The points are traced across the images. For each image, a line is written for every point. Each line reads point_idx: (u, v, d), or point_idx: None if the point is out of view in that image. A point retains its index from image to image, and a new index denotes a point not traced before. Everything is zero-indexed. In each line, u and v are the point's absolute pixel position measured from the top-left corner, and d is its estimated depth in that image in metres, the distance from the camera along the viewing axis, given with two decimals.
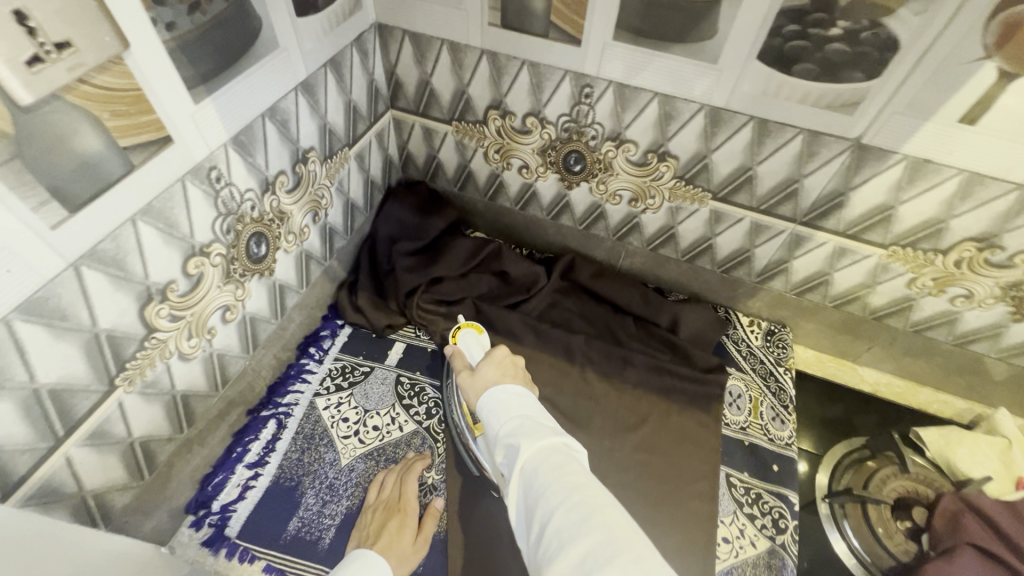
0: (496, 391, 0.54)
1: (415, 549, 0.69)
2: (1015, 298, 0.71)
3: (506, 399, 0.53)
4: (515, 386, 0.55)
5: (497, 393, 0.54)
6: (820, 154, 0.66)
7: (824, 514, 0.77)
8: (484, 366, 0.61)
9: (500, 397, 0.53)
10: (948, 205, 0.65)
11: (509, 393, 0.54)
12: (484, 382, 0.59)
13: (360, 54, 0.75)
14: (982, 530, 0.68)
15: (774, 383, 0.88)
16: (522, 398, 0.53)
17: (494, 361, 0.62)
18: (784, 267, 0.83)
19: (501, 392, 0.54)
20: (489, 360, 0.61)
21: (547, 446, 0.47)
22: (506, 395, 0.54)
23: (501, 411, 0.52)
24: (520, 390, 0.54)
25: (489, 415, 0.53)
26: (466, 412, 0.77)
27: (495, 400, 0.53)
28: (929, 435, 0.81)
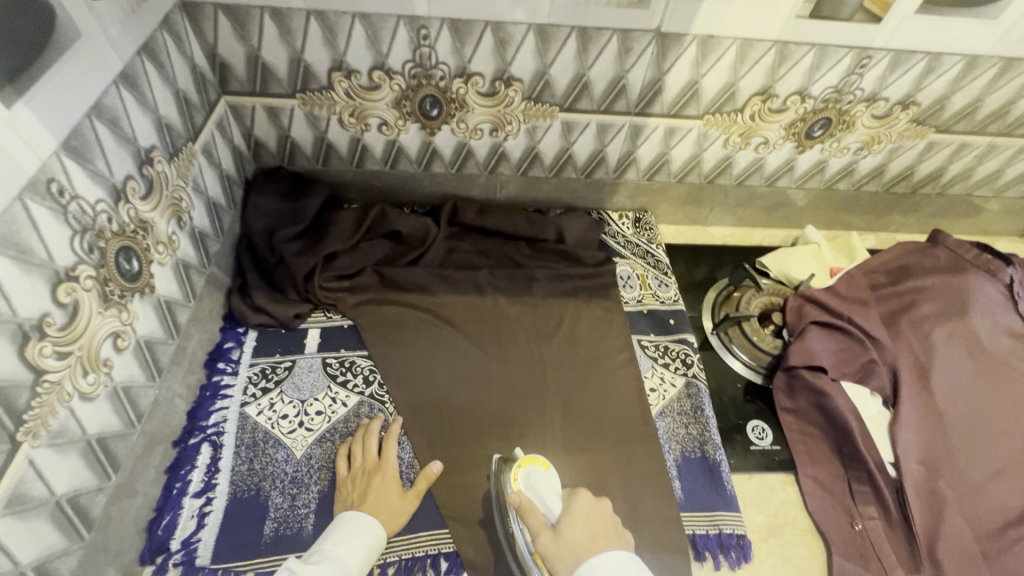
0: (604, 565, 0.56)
1: (406, 502, 0.71)
2: (795, 134, 0.92)
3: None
4: (618, 555, 0.57)
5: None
6: (634, 50, 0.78)
7: (717, 344, 0.95)
8: (571, 526, 0.62)
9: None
10: (734, 69, 0.81)
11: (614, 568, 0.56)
12: (574, 544, 0.60)
13: (173, 37, 0.69)
14: (818, 311, 0.90)
15: (652, 259, 1.03)
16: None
17: (580, 518, 0.63)
18: (633, 158, 0.96)
19: (603, 567, 0.56)
20: (575, 517, 0.63)
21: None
22: (612, 569, 0.56)
23: None
24: (622, 561, 0.57)
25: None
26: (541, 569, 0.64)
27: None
28: (769, 260, 1.02)
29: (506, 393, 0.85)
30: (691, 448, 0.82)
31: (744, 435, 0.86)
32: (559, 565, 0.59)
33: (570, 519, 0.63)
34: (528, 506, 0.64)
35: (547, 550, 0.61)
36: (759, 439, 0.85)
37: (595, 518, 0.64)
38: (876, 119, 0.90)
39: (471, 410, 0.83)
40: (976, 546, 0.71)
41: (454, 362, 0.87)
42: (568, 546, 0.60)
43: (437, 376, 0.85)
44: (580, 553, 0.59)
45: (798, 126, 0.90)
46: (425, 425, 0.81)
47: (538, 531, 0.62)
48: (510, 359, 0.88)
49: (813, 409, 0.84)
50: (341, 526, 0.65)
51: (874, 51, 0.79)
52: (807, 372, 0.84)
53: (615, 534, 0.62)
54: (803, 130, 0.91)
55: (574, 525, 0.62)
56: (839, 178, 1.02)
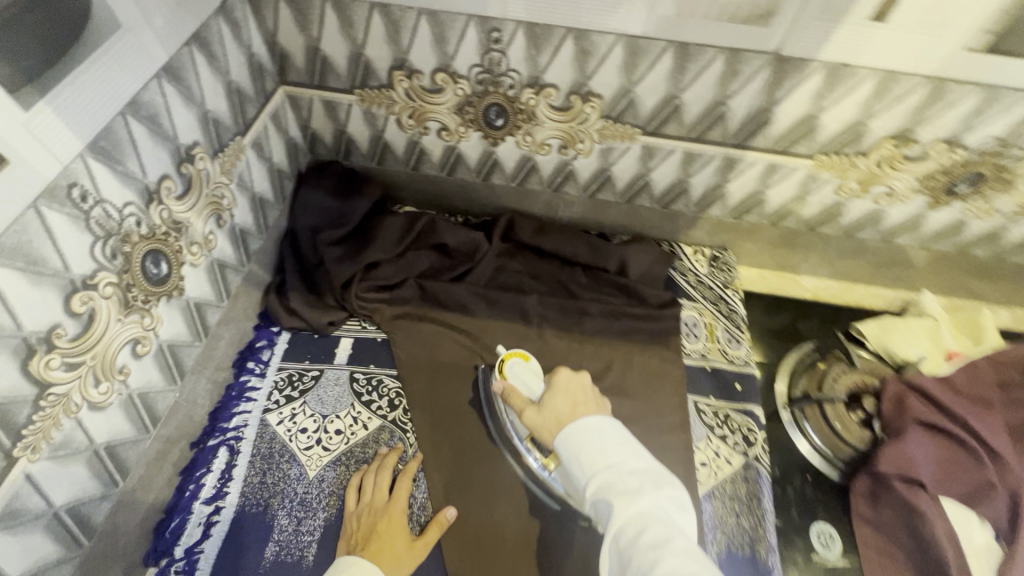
0: (575, 431, 0.58)
1: (414, 552, 0.66)
2: (931, 188, 0.75)
3: (584, 438, 0.57)
4: (589, 419, 0.59)
5: (571, 436, 0.58)
6: (742, 73, 0.65)
7: (788, 420, 0.81)
8: (551, 399, 0.64)
9: (581, 438, 0.57)
10: (866, 106, 0.66)
11: (587, 434, 0.58)
12: (557, 415, 0.62)
13: (230, 26, 0.64)
14: (924, 406, 0.74)
15: (725, 306, 0.90)
16: (598, 436, 0.57)
17: (559, 388, 0.65)
18: (720, 193, 0.83)
19: (578, 429, 0.58)
20: (555, 392, 0.65)
21: (636, 513, 0.50)
22: (584, 435, 0.58)
23: (587, 462, 0.56)
24: (596, 425, 0.58)
25: (573, 463, 0.57)
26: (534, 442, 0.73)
27: (574, 446, 0.57)
28: (868, 329, 0.86)
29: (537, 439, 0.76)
30: (740, 542, 0.70)
31: (806, 540, 0.72)
32: (544, 431, 0.63)
33: (551, 394, 0.65)
34: (512, 391, 0.67)
35: (535, 424, 0.63)
36: (825, 548, 0.71)
37: (576, 391, 0.65)
38: None
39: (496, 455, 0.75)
40: None
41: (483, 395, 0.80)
42: (551, 417, 0.62)
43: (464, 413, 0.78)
44: (564, 422, 0.62)
45: (937, 179, 0.73)
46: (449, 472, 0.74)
47: (520, 409, 0.66)
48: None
49: (902, 528, 0.70)
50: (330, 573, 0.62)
51: None
52: (899, 483, 0.70)
53: (596, 405, 0.63)
54: (943, 185, 0.74)
55: (555, 400, 0.64)
56: (977, 243, 0.84)
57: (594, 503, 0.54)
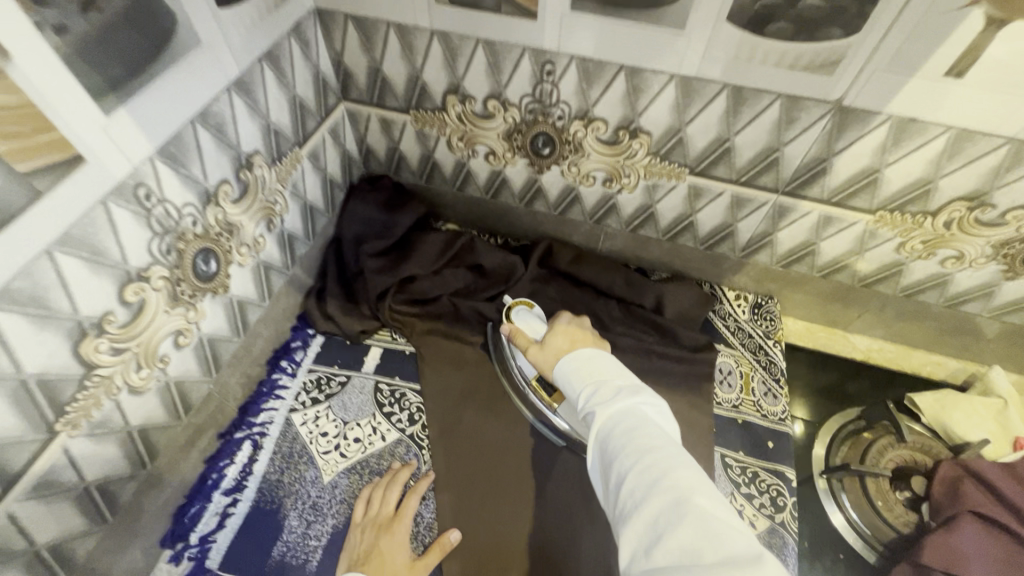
0: (566, 358, 0.60)
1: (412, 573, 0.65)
2: (1007, 256, 0.69)
3: (577, 358, 0.59)
4: (585, 348, 0.60)
5: (567, 360, 0.59)
6: (800, 121, 0.62)
7: (822, 490, 0.75)
8: (550, 337, 0.66)
9: (572, 360, 0.59)
10: (936, 164, 0.62)
11: (576, 357, 0.59)
12: (557, 350, 0.64)
13: (300, 45, 0.69)
14: (983, 496, 0.67)
15: (764, 357, 0.85)
16: (586, 356, 0.59)
17: (560, 331, 0.67)
18: (769, 240, 0.79)
19: (574, 355, 0.60)
20: (556, 332, 0.67)
21: (616, 410, 0.51)
22: (578, 356, 0.59)
23: (576, 380, 0.57)
24: (587, 351, 0.60)
25: (569, 381, 0.58)
26: (538, 386, 0.76)
27: (568, 366, 0.59)
28: (924, 401, 0.79)
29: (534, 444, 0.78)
30: None
31: None
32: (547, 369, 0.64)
33: (551, 333, 0.67)
34: (519, 333, 0.70)
35: (536, 361, 0.66)
36: None
37: (578, 334, 0.66)
38: None
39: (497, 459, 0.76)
40: None
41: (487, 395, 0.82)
42: (551, 355, 0.64)
43: (469, 416, 0.80)
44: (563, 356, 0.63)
45: (1015, 247, 0.67)
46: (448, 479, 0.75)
47: (524, 347, 0.68)
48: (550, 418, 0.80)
49: None
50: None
51: None
52: None
53: (594, 343, 0.65)
54: (1021, 254, 0.68)
55: (555, 337, 0.66)
56: None
57: (584, 413, 0.55)
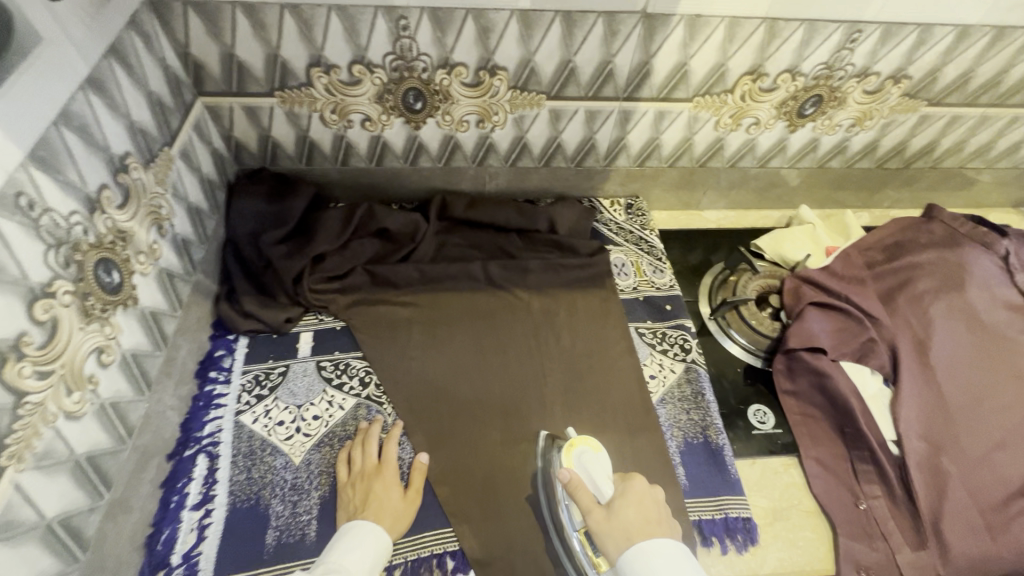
0: (647, 552, 0.55)
1: (408, 503, 0.72)
2: (787, 113, 0.91)
3: (659, 563, 0.54)
4: (667, 546, 0.56)
5: (645, 555, 0.55)
6: (620, 33, 0.76)
7: (715, 330, 0.94)
8: (624, 507, 0.62)
9: (653, 565, 0.54)
10: (723, 49, 0.79)
11: (663, 556, 0.55)
12: (624, 524, 0.60)
13: (142, 40, 0.66)
14: (815, 292, 0.89)
15: (645, 245, 1.02)
16: (669, 567, 0.54)
17: (631, 501, 0.62)
18: (624, 144, 0.94)
19: (653, 552, 0.55)
20: (628, 500, 0.63)
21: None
22: (658, 557, 0.55)
23: None
24: (674, 554, 0.55)
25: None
26: (587, 540, 0.68)
27: (649, 572, 0.54)
28: (764, 242, 1.01)
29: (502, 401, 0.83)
30: (693, 434, 0.82)
31: (745, 420, 0.85)
32: (604, 535, 0.60)
33: (623, 500, 0.63)
34: (579, 487, 0.65)
35: (597, 526, 0.61)
36: (761, 423, 0.85)
37: (649, 508, 0.62)
38: (867, 95, 0.89)
39: (475, 428, 0.81)
40: (981, 518, 0.71)
41: (449, 363, 0.86)
42: (618, 529, 0.60)
43: (421, 387, 0.83)
44: (632, 536, 0.59)
45: (789, 105, 0.89)
46: (433, 441, 0.79)
47: (586, 508, 0.63)
48: (512, 374, 0.86)
49: (814, 391, 0.83)
50: (349, 533, 0.66)
51: (865, 25, 0.78)
52: (807, 353, 0.83)
53: (669, 527, 0.60)
54: (795, 109, 0.90)
55: (626, 507, 0.62)
56: (832, 156, 1.01)
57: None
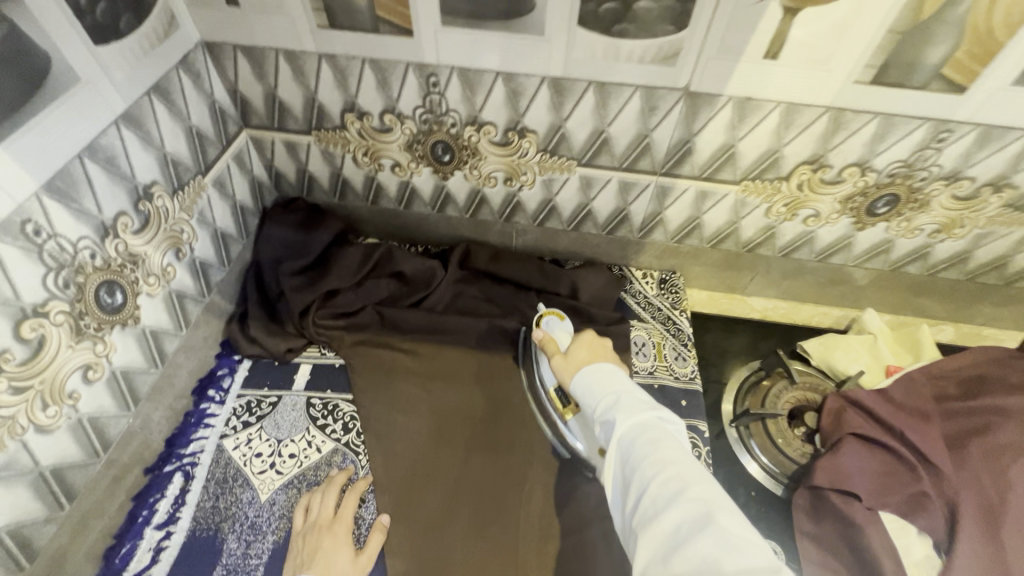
0: (588, 369, 0.62)
1: (356, 567, 0.68)
2: (853, 209, 0.79)
3: (599, 374, 0.61)
4: (606, 363, 0.63)
5: (585, 373, 0.62)
6: (659, 108, 0.70)
7: (734, 439, 0.82)
8: (575, 348, 0.68)
9: (591, 373, 0.61)
10: (778, 135, 0.71)
11: (600, 368, 0.62)
12: (579, 362, 0.66)
13: (190, 77, 0.71)
14: (859, 418, 0.76)
15: (673, 326, 0.93)
16: (605, 373, 0.61)
17: (584, 344, 0.69)
18: (660, 219, 0.87)
19: (594, 368, 0.62)
20: (580, 343, 0.69)
21: (639, 423, 0.54)
22: (597, 372, 0.61)
23: (595, 388, 0.60)
24: (611, 366, 0.62)
25: (585, 393, 0.61)
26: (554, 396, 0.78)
27: (587, 379, 0.61)
28: (811, 345, 0.89)
29: (489, 458, 0.79)
30: None
31: None
32: (564, 375, 0.67)
33: (575, 344, 0.69)
34: (548, 339, 0.72)
35: (557, 367, 0.68)
36: None
37: (600, 348, 0.68)
38: (958, 201, 0.75)
39: (455, 496, 0.76)
40: None
41: (435, 424, 0.82)
42: (572, 364, 0.66)
43: (404, 437, 0.81)
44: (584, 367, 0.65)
45: (857, 200, 0.78)
46: (400, 514, 0.74)
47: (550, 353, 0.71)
48: (496, 426, 0.82)
49: (839, 539, 0.70)
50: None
51: (956, 125, 0.66)
52: (836, 496, 0.71)
53: (614, 360, 0.67)
54: (864, 206, 0.78)
55: (577, 348, 0.68)
56: (909, 261, 0.87)
57: (602, 422, 0.57)
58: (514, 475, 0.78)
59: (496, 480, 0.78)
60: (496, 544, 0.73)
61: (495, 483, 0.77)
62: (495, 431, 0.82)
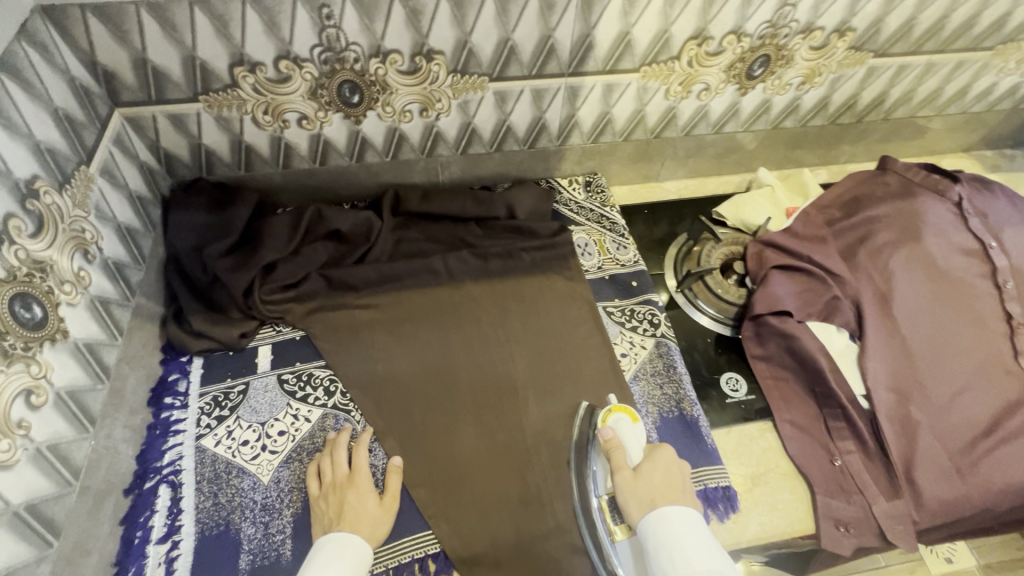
0: (667, 515, 0.59)
1: (385, 509, 0.69)
2: (736, 76, 0.89)
3: (681, 535, 0.57)
4: (689, 519, 0.59)
5: (664, 522, 0.58)
6: (557, 5, 0.73)
7: (682, 302, 0.93)
8: (650, 471, 0.66)
9: (673, 531, 0.57)
10: (665, 14, 0.77)
11: (684, 526, 0.58)
12: (649, 486, 0.64)
13: (37, 52, 0.61)
14: (777, 255, 0.89)
15: (607, 222, 1.00)
16: (691, 536, 0.57)
17: (658, 466, 0.67)
18: (575, 122, 0.92)
19: (673, 523, 0.58)
20: (654, 466, 0.67)
21: None
22: (679, 527, 0.58)
23: (678, 556, 0.55)
24: (697, 527, 0.58)
25: (663, 556, 0.56)
26: (607, 509, 0.72)
27: (670, 537, 0.57)
28: (725, 209, 1.01)
29: (484, 404, 0.80)
30: (668, 408, 0.81)
31: (718, 390, 0.85)
32: (625, 496, 0.64)
33: (651, 465, 0.67)
34: (614, 446, 0.70)
35: (623, 484, 0.65)
36: (734, 391, 0.85)
37: (677, 478, 0.65)
38: (814, 51, 0.87)
39: (459, 454, 0.76)
40: (949, 462, 0.73)
41: (420, 376, 0.82)
42: (646, 490, 0.64)
43: (393, 391, 0.81)
44: (656, 499, 0.63)
45: (738, 67, 0.87)
46: (409, 458, 0.75)
47: (615, 466, 0.68)
48: (483, 371, 0.83)
49: (785, 353, 0.83)
50: (322, 550, 0.63)
51: None
52: (773, 317, 0.83)
53: (691, 499, 0.64)
54: (743, 71, 0.88)
55: (654, 472, 0.66)
56: (785, 117, 1.00)
57: None
58: (519, 463, 0.76)
59: (499, 454, 0.76)
60: (511, 500, 0.73)
61: (501, 458, 0.76)
62: (485, 379, 0.83)
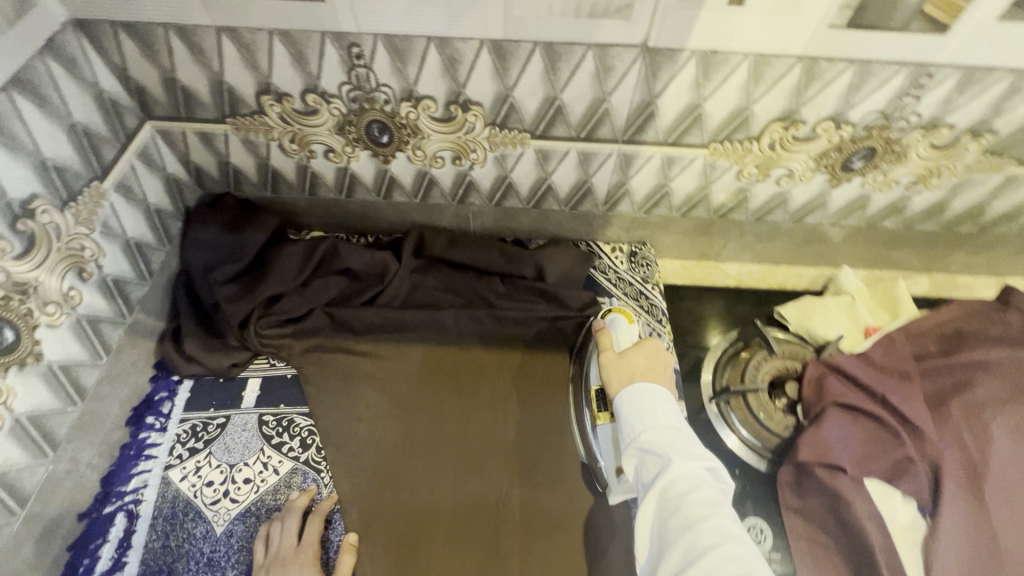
0: (642, 391, 0.61)
1: None
2: (828, 166, 0.74)
3: (654, 401, 0.60)
4: (662, 392, 0.61)
5: (637, 393, 0.61)
6: (615, 69, 0.63)
7: (713, 414, 0.79)
8: (635, 354, 0.67)
9: (643, 400, 0.61)
10: (746, 91, 0.64)
11: (655, 395, 0.61)
12: (630, 366, 0.66)
13: (62, 66, 0.59)
14: (844, 387, 0.73)
15: (646, 301, 0.87)
16: (660, 403, 0.60)
17: (645, 351, 0.67)
18: (625, 190, 0.81)
19: (645, 391, 0.62)
20: (640, 350, 0.67)
21: (690, 476, 0.52)
22: (652, 400, 0.60)
23: (646, 415, 0.59)
24: (666, 396, 0.61)
25: (632, 415, 0.60)
26: (593, 397, 0.72)
27: (638, 402, 0.61)
28: (790, 311, 0.85)
29: (458, 477, 0.73)
30: None
31: None
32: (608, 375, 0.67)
33: (635, 348, 0.68)
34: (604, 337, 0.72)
35: (606, 362, 0.68)
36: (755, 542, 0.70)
37: (660, 363, 0.66)
38: (936, 149, 0.71)
39: (421, 533, 0.69)
40: None
41: (400, 437, 0.76)
42: (627, 368, 0.66)
43: (367, 450, 0.75)
44: (636, 376, 0.64)
45: (832, 156, 0.72)
46: (369, 532, 0.69)
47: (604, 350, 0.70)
48: (466, 439, 0.76)
49: (829, 515, 0.68)
50: None
51: (936, 68, 0.60)
52: (822, 470, 0.68)
53: (667, 379, 0.65)
54: (838, 161, 0.73)
55: (636, 354, 0.67)
56: (885, 216, 0.83)
57: (642, 453, 0.57)
58: (488, 522, 0.70)
59: (467, 511, 0.71)
60: None
61: (466, 525, 0.70)
62: (465, 447, 0.76)
